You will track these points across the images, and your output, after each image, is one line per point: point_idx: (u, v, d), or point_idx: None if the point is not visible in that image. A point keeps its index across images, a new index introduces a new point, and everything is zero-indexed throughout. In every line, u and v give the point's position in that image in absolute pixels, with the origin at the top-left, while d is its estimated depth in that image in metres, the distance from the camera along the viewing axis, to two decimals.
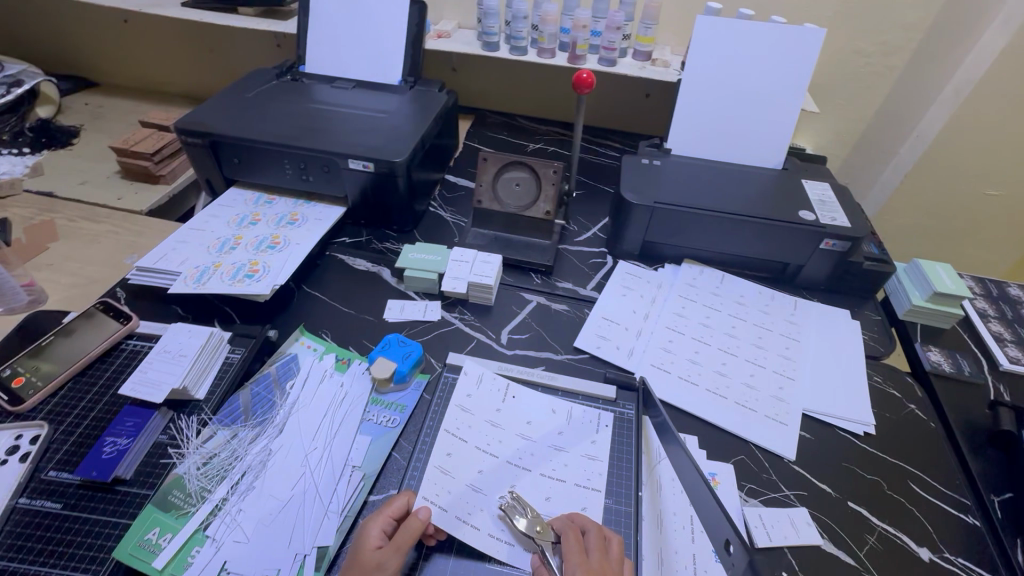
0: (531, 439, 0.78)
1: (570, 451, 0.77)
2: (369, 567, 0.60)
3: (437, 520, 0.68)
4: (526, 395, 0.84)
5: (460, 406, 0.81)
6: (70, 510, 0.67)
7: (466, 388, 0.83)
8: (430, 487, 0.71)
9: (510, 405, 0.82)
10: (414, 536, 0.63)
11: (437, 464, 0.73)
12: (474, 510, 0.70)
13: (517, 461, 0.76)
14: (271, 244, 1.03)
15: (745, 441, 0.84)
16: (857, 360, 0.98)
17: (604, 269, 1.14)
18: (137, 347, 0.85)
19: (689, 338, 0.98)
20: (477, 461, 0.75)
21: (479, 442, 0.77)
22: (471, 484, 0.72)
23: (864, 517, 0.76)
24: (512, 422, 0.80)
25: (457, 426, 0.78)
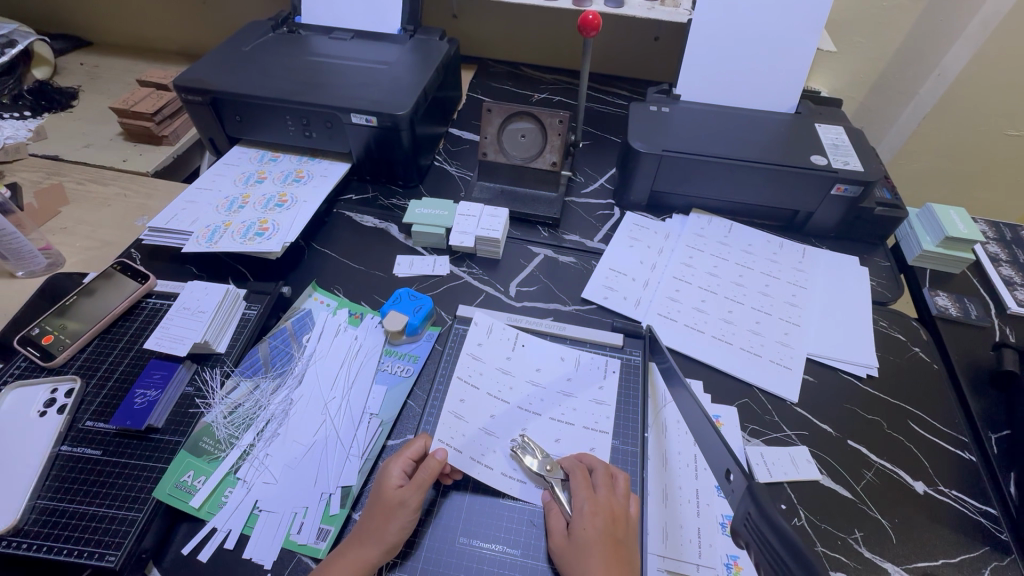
0: (541, 386, 0.81)
1: (579, 396, 0.80)
2: (392, 503, 0.64)
3: (453, 460, 0.71)
4: (535, 343, 0.86)
5: (471, 355, 0.83)
6: (109, 456, 0.71)
7: (476, 338, 0.85)
8: (445, 430, 0.74)
9: (519, 354, 0.85)
10: (432, 476, 0.66)
11: (451, 410, 0.77)
12: (489, 451, 0.73)
13: (529, 406, 0.79)
14: (279, 202, 1.04)
15: (749, 385, 0.86)
16: (864, 305, 0.98)
17: (611, 220, 1.13)
18: (158, 305, 0.87)
19: (696, 287, 0.99)
20: (489, 407, 0.78)
21: (490, 389, 0.80)
22: (485, 429, 0.75)
23: (863, 454, 0.79)
24: (521, 369, 0.83)
25: (469, 375, 0.81)
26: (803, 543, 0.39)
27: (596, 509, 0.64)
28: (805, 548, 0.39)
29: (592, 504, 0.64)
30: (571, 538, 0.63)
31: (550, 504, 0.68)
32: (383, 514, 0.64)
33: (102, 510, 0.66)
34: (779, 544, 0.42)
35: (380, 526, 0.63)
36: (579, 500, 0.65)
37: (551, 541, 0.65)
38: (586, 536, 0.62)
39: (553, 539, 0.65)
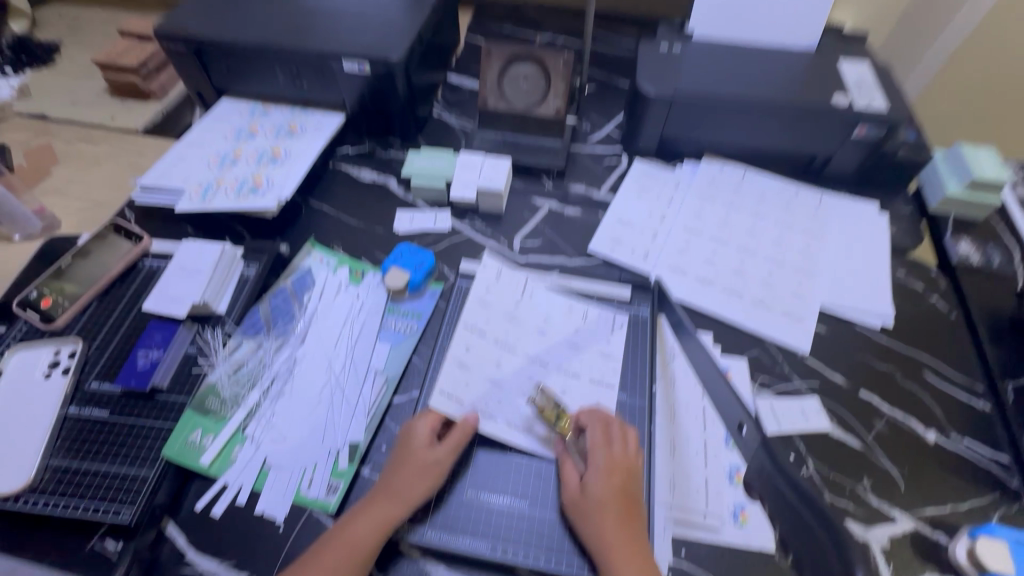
0: (549, 338, 0.80)
1: (586, 350, 0.79)
2: (428, 462, 0.66)
3: (455, 413, 0.71)
4: (545, 293, 0.84)
5: (478, 304, 0.82)
6: (117, 415, 0.71)
7: (484, 285, 0.84)
8: (449, 382, 0.74)
9: (529, 302, 0.83)
10: (465, 438, 0.69)
11: (456, 359, 0.76)
12: (493, 403, 0.73)
13: (537, 357, 0.78)
14: (272, 156, 1.00)
15: (760, 337, 0.84)
16: (881, 253, 0.95)
17: (618, 169, 1.08)
18: (155, 266, 0.86)
19: (707, 238, 0.95)
20: (495, 356, 0.77)
21: (496, 339, 0.79)
22: (490, 378, 0.75)
23: (875, 405, 0.78)
24: (529, 319, 0.81)
25: (475, 323, 0.80)
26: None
27: (615, 466, 0.65)
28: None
29: (607, 461, 0.65)
30: (583, 490, 0.64)
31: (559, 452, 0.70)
32: (417, 473, 0.65)
33: (113, 468, 0.67)
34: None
35: (414, 483, 0.64)
36: (596, 457, 0.65)
37: (563, 491, 0.66)
38: (601, 490, 0.63)
39: (565, 488, 0.66)
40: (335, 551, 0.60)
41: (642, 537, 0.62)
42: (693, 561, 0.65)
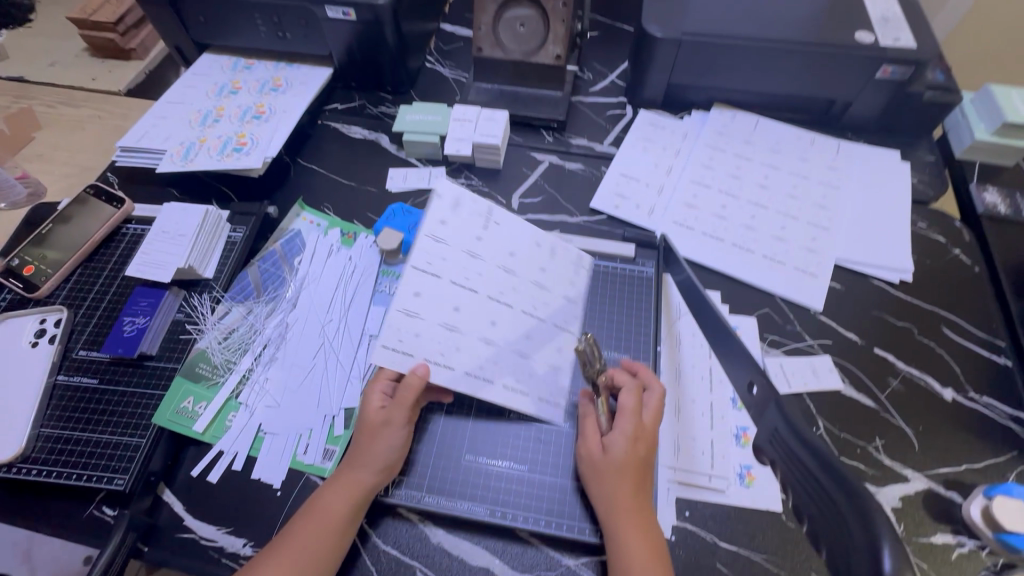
0: (513, 276, 0.72)
1: (550, 290, 0.73)
2: (376, 423, 0.62)
3: (401, 367, 0.61)
4: (505, 224, 0.74)
5: (433, 236, 0.67)
6: (106, 384, 0.70)
7: (438, 214, 0.69)
8: (393, 332, 0.62)
9: (490, 233, 0.72)
10: (415, 395, 0.62)
11: (404, 308, 0.63)
12: (449, 351, 0.64)
13: (496, 298, 0.69)
14: (256, 113, 0.95)
15: (771, 295, 0.81)
16: (901, 205, 0.89)
17: (623, 121, 1.02)
18: (138, 231, 0.82)
19: (717, 191, 0.90)
20: (454, 297, 0.66)
21: (454, 279, 0.67)
22: (446, 324, 0.65)
23: (890, 362, 0.75)
24: (490, 254, 0.71)
25: (426, 259, 0.66)
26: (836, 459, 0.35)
27: (642, 433, 0.62)
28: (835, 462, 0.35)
29: (636, 428, 0.61)
30: (608, 454, 0.61)
31: (586, 409, 0.66)
32: (371, 437, 0.62)
33: (105, 437, 0.66)
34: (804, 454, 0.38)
35: (368, 448, 0.62)
36: (625, 422, 0.61)
37: (583, 448, 0.63)
38: (626, 455, 0.60)
39: (586, 447, 0.63)
40: (299, 523, 0.58)
41: (649, 500, 0.60)
42: (698, 522, 0.63)
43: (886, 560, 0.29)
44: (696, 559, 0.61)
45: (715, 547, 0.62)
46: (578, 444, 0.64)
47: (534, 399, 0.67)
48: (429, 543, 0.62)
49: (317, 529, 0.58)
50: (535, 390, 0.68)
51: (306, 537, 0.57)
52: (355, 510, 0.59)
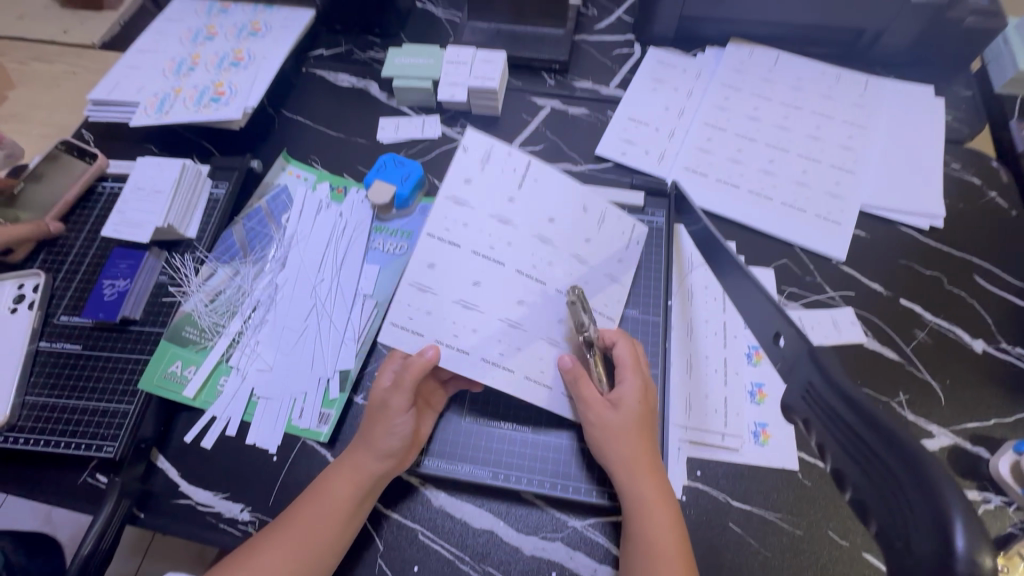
0: (550, 247, 0.64)
1: (593, 264, 0.66)
2: (378, 405, 0.58)
3: (409, 347, 0.59)
4: (548, 185, 0.66)
5: (456, 201, 0.63)
6: (90, 350, 0.67)
7: (467, 174, 0.64)
8: (402, 308, 0.60)
9: (526, 196, 0.65)
10: (416, 378, 0.56)
11: (417, 280, 0.60)
12: (464, 331, 0.60)
13: (527, 271, 0.63)
14: (234, 61, 0.88)
15: (790, 245, 0.75)
16: (933, 145, 0.82)
17: (631, 60, 0.94)
18: (114, 190, 0.78)
19: (732, 135, 0.83)
20: (475, 272, 0.62)
21: (475, 250, 0.62)
22: (462, 300, 0.61)
23: (916, 313, 0.70)
24: (523, 220, 0.64)
25: (445, 229, 0.62)
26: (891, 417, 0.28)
27: (648, 393, 0.59)
28: (891, 422, 0.28)
29: (642, 380, 0.59)
30: (620, 414, 0.57)
31: (577, 370, 0.58)
32: (372, 420, 0.58)
33: (93, 404, 0.64)
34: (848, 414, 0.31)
35: (370, 432, 0.58)
36: (630, 374, 0.58)
37: (591, 418, 0.58)
38: (638, 414, 0.57)
39: (592, 411, 0.58)
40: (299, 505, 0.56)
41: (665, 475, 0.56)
42: (709, 481, 0.61)
43: (959, 538, 0.23)
44: (707, 518, 0.59)
45: (727, 506, 0.59)
46: (580, 408, 0.59)
47: (557, 392, 0.61)
48: (430, 507, 0.60)
49: (313, 513, 0.55)
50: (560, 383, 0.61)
51: (302, 521, 0.54)
52: (355, 497, 0.56)
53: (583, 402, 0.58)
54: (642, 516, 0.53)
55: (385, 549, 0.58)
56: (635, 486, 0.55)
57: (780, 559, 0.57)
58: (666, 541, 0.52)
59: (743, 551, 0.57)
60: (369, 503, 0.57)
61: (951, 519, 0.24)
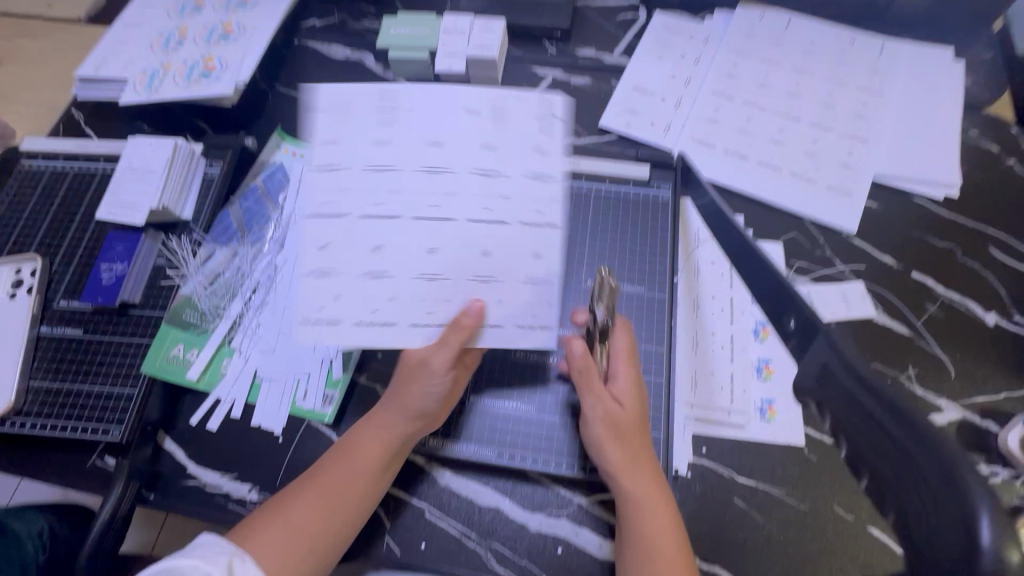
0: (447, 173, 0.49)
1: (504, 176, 0.49)
2: (415, 363, 0.53)
3: (330, 342, 0.51)
4: (422, 102, 0.49)
5: (319, 164, 0.49)
6: (91, 334, 0.67)
7: (320, 126, 0.49)
8: (309, 305, 0.50)
9: (402, 127, 0.49)
10: (463, 339, 0.50)
11: (313, 269, 0.50)
12: (383, 305, 0.50)
13: (430, 212, 0.49)
14: (223, 34, 0.84)
15: (799, 218, 0.73)
16: (952, 110, 0.79)
17: (636, 25, 0.89)
18: (106, 170, 0.76)
19: (741, 103, 0.80)
20: (371, 234, 0.49)
21: (363, 211, 0.49)
22: (368, 272, 0.50)
23: (928, 286, 0.69)
24: (406, 156, 0.49)
25: (319, 202, 0.49)
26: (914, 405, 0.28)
27: (641, 385, 0.57)
28: (914, 411, 0.28)
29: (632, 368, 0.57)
30: (626, 407, 0.54)
31: (586, 360, 0.56)
32: (410, 379, 0.54)
33: (97, 388, 0.64)
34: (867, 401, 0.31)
35: (407, 392, 0.54)
36: (621, 365, 0.56)
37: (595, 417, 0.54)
38: (637, 408, 0.55)
39: (595, 406, 0.54)
40: (329, 460, 0.55)
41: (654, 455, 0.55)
42: (715, 457, 0.60)
43: (985, 533, 0.24)
44: (712, 494, 0.59)
45: (733, 482, 0.59)
46: (583, 403, 0.55)
47: (511, 330, 0.51)
48: (436, 486, 0.60)
49: (344, 471, 0.54)
50: (510, 317, 0.51)
51: (331, 478, 0.53)
52: (386, 458, 0.55)
53: (590, 391, 0.55)
54: (642, 509, 0.51)
55: (393, 526, 0.59)
56: (636, 484, 0.52)
57: (785, 533, 0.57)
58: (665, 535, 0.50)
59: (748, 526, 0.57)
60: (398, 463, 0.57)
61: (976, 512, 0.24)
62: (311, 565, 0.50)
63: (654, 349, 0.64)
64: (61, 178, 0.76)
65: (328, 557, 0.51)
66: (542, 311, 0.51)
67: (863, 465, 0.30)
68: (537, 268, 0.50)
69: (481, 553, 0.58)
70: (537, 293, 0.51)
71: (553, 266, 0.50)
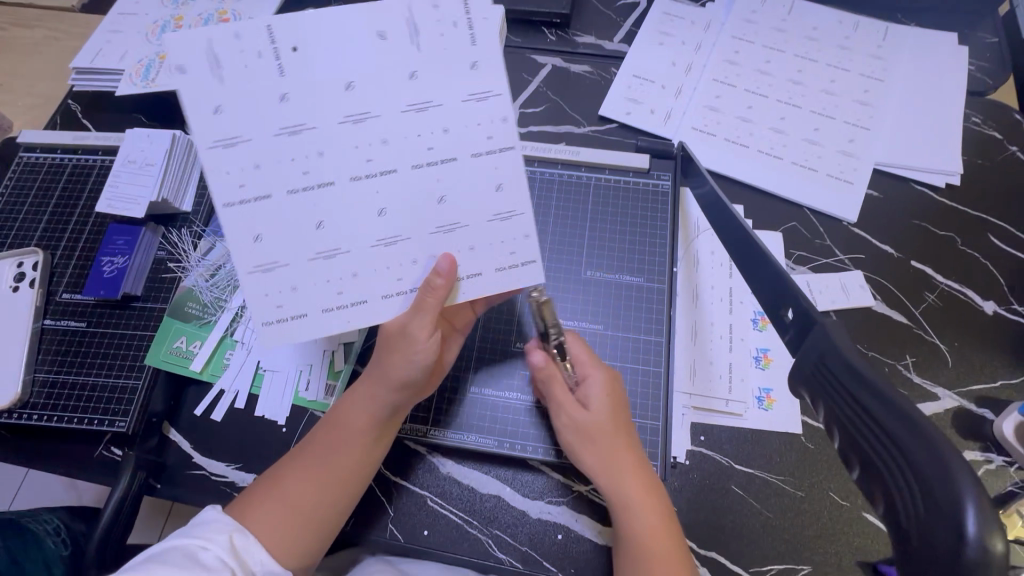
0: (372, 118, 0.46)
1: (439, 107, 0.46)
2: (394, 333, 0.51)
3: (294, 336, 0.48)
4: (319, 41, 0.44)
5: (221, 143, 0.44)
6: (94, 327, 0.67)
7: (209, 96, 0.43)
8: (263, 302, 0.47)
9: (302, 78, 0.44)
10: (438, 299, 0.48)
11: (254, 264, 0.47)
12: (347, 284, 0.48)
13: (366, 167, 0.46)
14: (219, 22, 0.83)
15: (799, 206, 0.73)
16: (954, 96, 0.78)
17: (637, 11, 0.88)
18: (105, 163, 0.76)
19: (742, 91, 0.80)
20: (313, 207, 0.46)
21: (289, 186, 0.46)
22: (318, 253, 0.47)
23: (927, 275, 0.69)
24: (317, 110, 0.45)
25: (237, 187, 0.45)
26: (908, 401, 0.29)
27: (615, 385, 0.57)
28: (906, 405, 0.28)
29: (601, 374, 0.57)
30: (592, 414, 0.55)
31: (550, 370, 0.58)
32: (390, 348, 0.52)
33: (102, 380, 0.65)
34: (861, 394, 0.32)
35: (388, 362, 0.53)
36: (590, 371, 0.57)
37: (564, 428, 0.57)
38: (606, 413, 0.55)
39: (561, 415, 0.57)
40: (319, 434, 0.55)
41: (639, 454, 0.55)
42: (713, 446, 0.61)
43: (971, 523, 0.24)
44: (710, 481, 0.60)
45: (730, 469, 0.60)
46: (551, 414, 0.58)
47: (491, 275, 0.50)
48: (438, 474, 0.61)
49: (334, 444, 0.53)
50: (488, 262, 0.50)
51: (322, 452, 0.53)
52: (375, 428, 0.54)
53: (555, 404, 0.57)
54: (626, 511, 0.52)
55: (395, 514, 0.60)
56: (618, 486, 0.53)
57: (781, 520, 0.58)
58: (654, 531, 0.51)
59: (745, 512, 0.58)
60: (390, 433, 0.56)
61: (963, 503, 0.25)
62: (308, 540, 0.51)
63: (653, 339, 0.65)
64: (59, 171, 0.76)
65: (325, 532, 0.52)
66: (516, 249, 0.50)
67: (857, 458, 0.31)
68: (505, 206, 0.49)
69: (482, 539, 0.59)
70: (502, 230, 0.50)
71: (519, 198, 0.49)
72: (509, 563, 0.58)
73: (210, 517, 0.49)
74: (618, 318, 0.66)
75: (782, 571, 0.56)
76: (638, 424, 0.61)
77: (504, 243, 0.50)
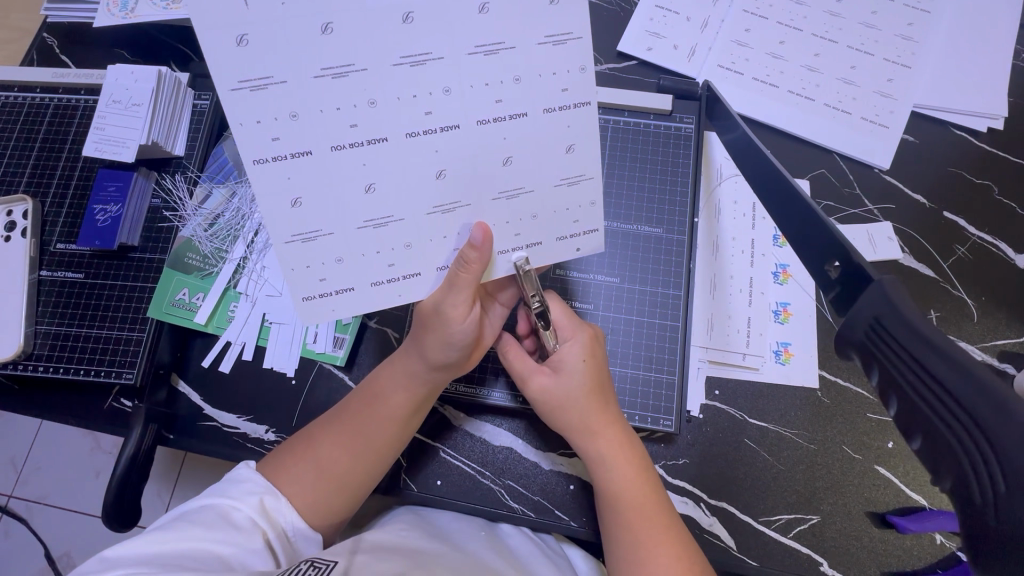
0: (429, 60, 0.40)
1: (513, 51, 0.41)
2: (429, 313, 0.50)
3: (342, 310, 0.48)
4: None
5: (249, 84, 0.38)
6: (93, 278, 0.65)
7: (233, 20, 0.36)
8: (305, 277, 0.45)
9: (353, 6, 0.37)
10: (473, 275, 0.46)
11: (294, 231, 0.43)
12: (398, 256, 0.46)
13: (426, 121, 0.41)
14: None
15: (829, 152, 0.69)
16: (1008, 28, 0.71)
17: None
18: (87, 104, 0.71)
19: (775, 23, 0.73)
20: (363, 170, 0.42)
21: (334, 141, 0.41)
22: (368, 220, 0.44)
23: (959, 226, 0.66)
24: (367, 49, 0.38)
25: (269, 142, 0.40)
26: (1000, 381, 0.27)
27: (595, 344, 0.55)
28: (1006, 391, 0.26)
29: (585, 340, 0.55)
30: (559, 379, 0.53)
31: (506, 341, 0.57)
32: (427, 326, 0.50)
33: (105, 333, 0.63)
34: (936, 364, 0.30)
35: (425, 339, 0.51)
36: (575, 338, 0.55)
37: (547, 395, 0.54)
38: (579, 376, 0.53)
39: (536, 379, 0.54)
40: (356, 404, 0.53)
41: (620, 420, 0.54)
42: (728, 400, 0.60)
43: None
44: (723, 435, 0.59)
45: (744, 424, 0.60)
46: (525, 380, 0.55)
47: (552, 244, 0.49)
48: (452, 428, 0.61)
49: (372, 415, 0.52)
50: (549, 231, 0.48)
51: (359, 425, 0.52)
52: (411, 403, 0.53)
53: (519, 377, 0.55)
54: (599, 470, 0.52)
55: (409, 465, 0.60)
56: (586, 445, 0.53)
57: (792, 472, 0.58)
58: (628, 488, 0.51)
59: (758, 464, 0.58)
60: (423, 408, 0.55)
61: None
62: (342, 505, 0.51)
63: (670, 293, 0.62)
64: (41, 113, 0.71)
65: (358, 496, 0.52)
66: (580, 217, 0.48)
67: (921, 429, 0.29)
68: (544, 164, 0.45)
69: (495, 489, 0.59)
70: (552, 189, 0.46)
71: (582, 158, 0.45)
72: (522, 512, 0.58)
73: (242, 476, 0.49)
74: (634, 271, 0.63)
75: (790, 521, 0.57)
76: (651, 378, 0.60)
77: (570, 209, 0.47)
